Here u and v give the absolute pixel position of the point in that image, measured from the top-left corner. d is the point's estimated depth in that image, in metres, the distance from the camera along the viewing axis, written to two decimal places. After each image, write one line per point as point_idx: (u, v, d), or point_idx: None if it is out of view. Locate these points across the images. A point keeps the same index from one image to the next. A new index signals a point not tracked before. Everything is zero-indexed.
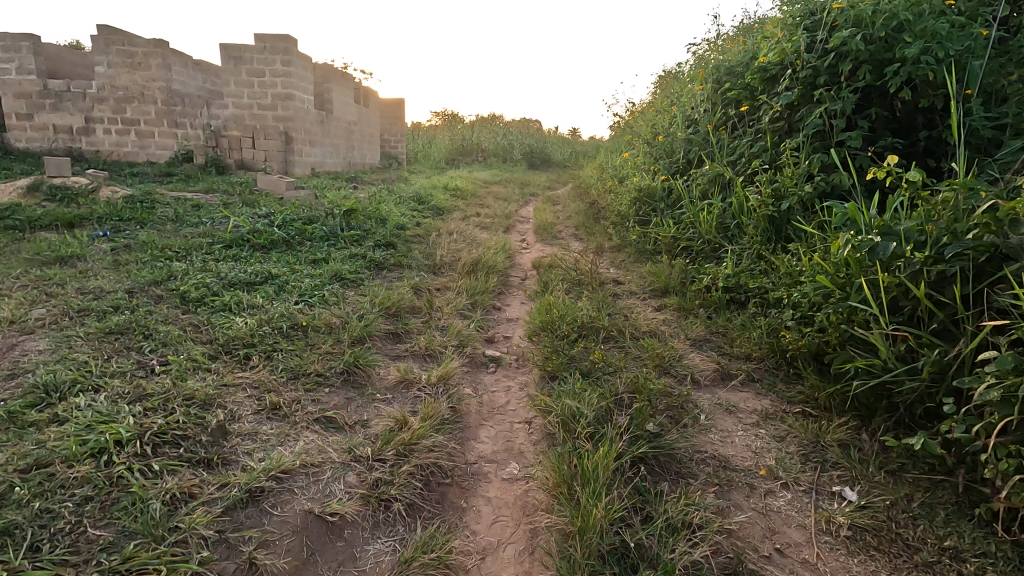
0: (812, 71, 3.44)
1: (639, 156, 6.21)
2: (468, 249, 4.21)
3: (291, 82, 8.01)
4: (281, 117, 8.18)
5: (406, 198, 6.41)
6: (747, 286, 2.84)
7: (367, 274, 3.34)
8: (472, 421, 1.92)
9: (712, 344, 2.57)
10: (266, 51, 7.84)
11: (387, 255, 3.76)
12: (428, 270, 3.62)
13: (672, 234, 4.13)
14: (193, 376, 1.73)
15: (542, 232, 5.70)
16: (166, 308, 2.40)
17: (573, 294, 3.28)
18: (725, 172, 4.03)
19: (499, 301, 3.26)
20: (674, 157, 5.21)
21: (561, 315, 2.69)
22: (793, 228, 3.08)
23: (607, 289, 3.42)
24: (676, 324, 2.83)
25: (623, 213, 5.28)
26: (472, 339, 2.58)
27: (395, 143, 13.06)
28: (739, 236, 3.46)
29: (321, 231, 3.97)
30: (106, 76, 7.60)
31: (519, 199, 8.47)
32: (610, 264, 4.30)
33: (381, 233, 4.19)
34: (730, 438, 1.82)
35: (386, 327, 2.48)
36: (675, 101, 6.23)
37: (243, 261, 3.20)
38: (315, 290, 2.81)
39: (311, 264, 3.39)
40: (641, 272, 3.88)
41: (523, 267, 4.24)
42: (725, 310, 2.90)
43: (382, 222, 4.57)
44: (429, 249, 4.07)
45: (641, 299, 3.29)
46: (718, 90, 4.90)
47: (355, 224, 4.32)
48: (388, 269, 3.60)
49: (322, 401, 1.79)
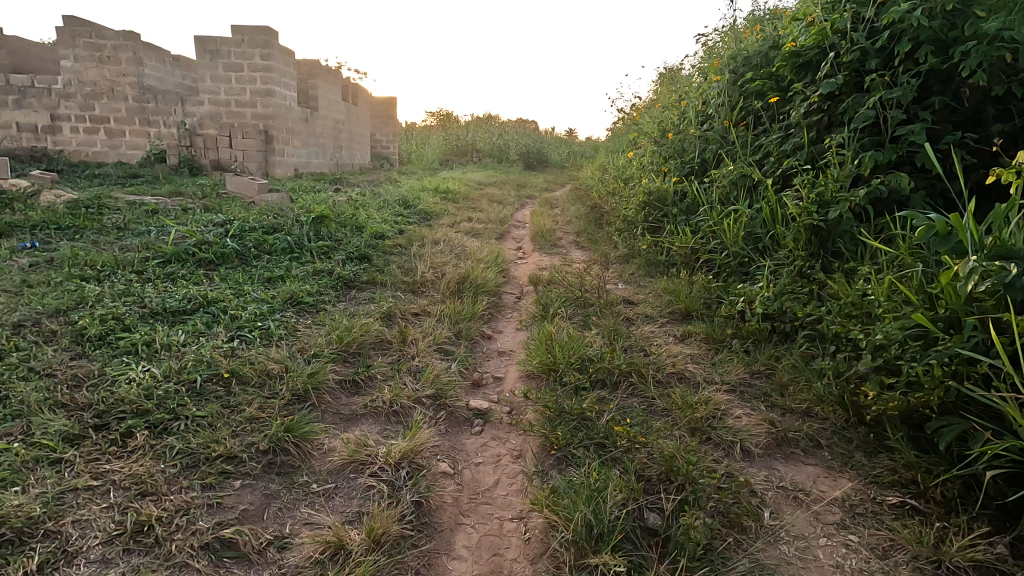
0: (859, 54, 2.90)
1: (646, 156, 5.67)
2: (455, 261, 3.66)
3: (272, 77, 7.45)
4: (261, 115, 7.62)
5: (391, 202, 5.86)
6: (793, 314, 2.30)
7: (331, 296, 2.79)
8: (446, 523, 1.38)
9: (756, 392, 2.03)
10: (244, 44, 7.26)
11: (359, 272, 3.21)
12: (407, 289, 3.07)
13: (690, 246, 3.60)
14: (28, 478, 1.21)
15: (540, 240, 5.15)
16: (52, 351, 1.84)
17: (578, 320, 2.74)
18: (750, 174, 3.50)
19: (489, 329, 2.72)
20: (687, 156, 4.66)
21: (566, 353, 2.15)
22: (845, 241, 2.55)
23: (619, 314, 2.88)
24: (706, 362, 2.29)
25: (629, 219, 4.75)
26: (453, 386, 2.03)
27: (386, 143, 12.50)
28: (775, 250, 2.93)
29: (284, 242, 3.41)
30: (73, 71, 7.02)
31: (515, 201, 7.93)
32: (618, 279, 3.76)
33: (355, 243, 3.63)
34: (810, 555, 1.28)
35: (340, 373, 1.93)
36: (685, 96, 5.69)
37: (180, 283, 2.64)
38: (258, 321, 2.26)
39: (264, 285, 2.83)
40: (657, 292, 3.34)
41: (519, 282, 3.70)
42: (764, 343, 2.36)
43: (358, 231, 4.00)
44: (410, 262, 3.52)
45: (661, 326, 2.74)
46: (737, 82, 4.37)
47: (325, 233, 3.76)
48: (359, 289, 3.05)
49: (225, 504, 1.24)
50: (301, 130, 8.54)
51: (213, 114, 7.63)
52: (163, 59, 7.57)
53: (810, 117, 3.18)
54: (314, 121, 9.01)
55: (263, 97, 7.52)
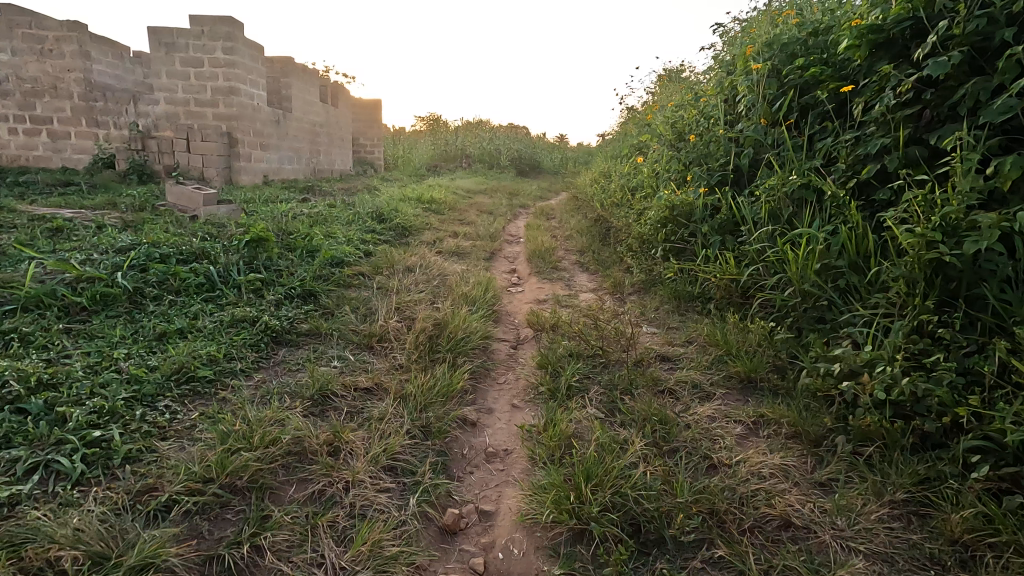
0: (984, 22, 2.10)
1: (659, 163, 4.86)
2: (431, 296, 2.83)
3: (236, 73, 6.53)
4: (223, 116, 6.68)
5: (363, 215, 5.02)
6: (944, 408, 1.49)
7: (247, 364, 1.94)
8: None
9: (916, 560, 1.22)
10: (203, 36, 6.35)
11: (298, 320, 2.36)
12: (362, 347, 2.23)
13: (737, 278, 2.79)
14: None
15: (538, 262, 4.33)
16: None
17: (603, 401, 1.91)
18: (814, 185, 2.70)
19: (474, 412, 1.89)
20: (714, 162, 3.85)
21: (597, 489, 1.32)
22: (993, 288, 1.75)
23: (657, 383, 2.06)
24: (810, 486, 1.48)
25: (645, 237, 3.95)
26: (408, 554, 1.20)
27: (370, 148, 11.68)
28: (870, 294, 2.13)
29: (201, 277, 2.56)
30: (9, 66, 6.11)
31: (509, 212, 7.14)
32: (642, 322, 2.93)
33: (299, 276, 2.78)
34: None
35: (202, 552, 1.10)
36: (704, 92, 4.90)
37: (13, 351, 1.77)
38: (100, 426, 1.41)
39: (152, 345, 1.98)
40: (701, 344, 2.52)
41: (514, 325, 2.87)
42: (893, 448, 1.55)
43: (307, 258, 3.14)
44: (369, 301, 2.67)
45: (721, 407, 1.91)
46: (780, 71, 3.57)
47: (263, 260, 2.90)
48: (294, 347, 2.19)
49: None
50: (272, 133, 7.64)
51: (170, 115, 6.68)
52: (118, 56, 6.74)
53: (902, 111, 2.39)
54: (287, 124, 8.13)
55: (226, 96, 6.59)
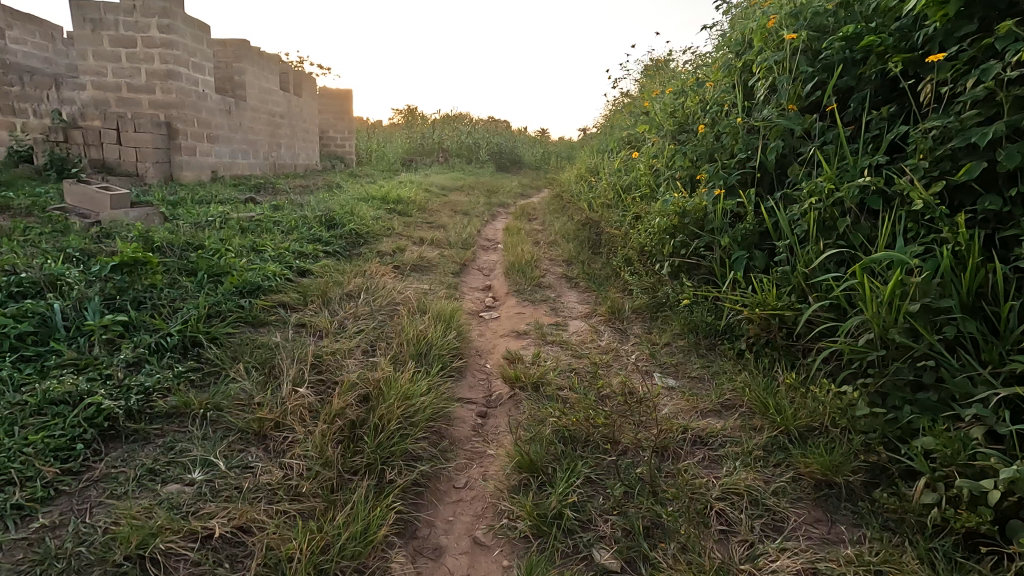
0: None
1: (658, 158, 4.15)
2: (368, 340, 2.08)
3: (175, 55, 5.56)
4: (161, 103, 5.70)
5: (311, 219, 4.22)
6: None
7: (29, 491, 1.18)
8: None
9: None
10: (135, 12, 5.40)
11: (158, 392, 1.58)
12: (248, 438, 1.48)
13: (781, 313, 2.09)
14: None
15: (518, 276, 3.60)
16: None
17: (619, 549, 1.21)
18: (884, 189, 2.01)
19: (409, 568, 1.17)
20: (730, 157, 3.16)
21: None
22: None
23: (695, 498, 1.35)
24: None
25: (646, 247, 3.23)
26: None
27: (340, 141, 10.81)
28: (1001, 357, 1.45)
29: (28, 325, 1.75)
30: None
31: (487, 212, 6.40)
32: (654, 371, 2.22)
33: (181, 316, 1.98)
34: None
35: None
36: (709, 75, 4.20)
37: None
38: None
39: None
40: (742, 414, 1.82)
41: (483, 376, 2.13)
42: None
43: (208, 284, 2.34)
44: (279, 351, 1.91)
45: (803, 552, 1.21)
46: (813, 45, 2.86)
47: (137, 293, 2.09)
48: (139, 444, 1.42)
49: None
50: (223, 123, 6.70)
51: (99, 101, 5.68)
52: (46, 36, 5.85)
53: (1020, 86, 1.71)
54: (240, 113, 7.22)
55: (163, 81, 5.63)
